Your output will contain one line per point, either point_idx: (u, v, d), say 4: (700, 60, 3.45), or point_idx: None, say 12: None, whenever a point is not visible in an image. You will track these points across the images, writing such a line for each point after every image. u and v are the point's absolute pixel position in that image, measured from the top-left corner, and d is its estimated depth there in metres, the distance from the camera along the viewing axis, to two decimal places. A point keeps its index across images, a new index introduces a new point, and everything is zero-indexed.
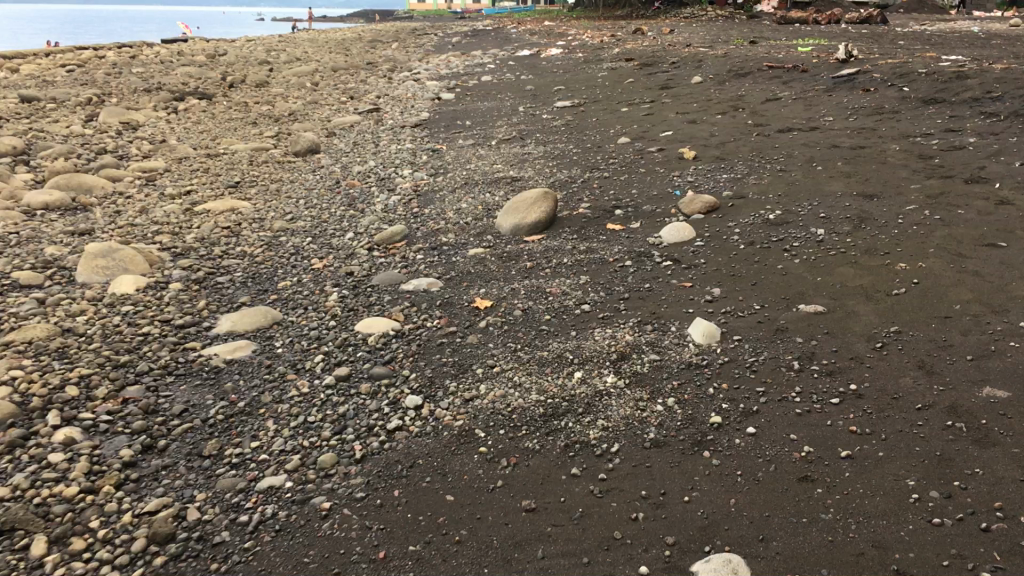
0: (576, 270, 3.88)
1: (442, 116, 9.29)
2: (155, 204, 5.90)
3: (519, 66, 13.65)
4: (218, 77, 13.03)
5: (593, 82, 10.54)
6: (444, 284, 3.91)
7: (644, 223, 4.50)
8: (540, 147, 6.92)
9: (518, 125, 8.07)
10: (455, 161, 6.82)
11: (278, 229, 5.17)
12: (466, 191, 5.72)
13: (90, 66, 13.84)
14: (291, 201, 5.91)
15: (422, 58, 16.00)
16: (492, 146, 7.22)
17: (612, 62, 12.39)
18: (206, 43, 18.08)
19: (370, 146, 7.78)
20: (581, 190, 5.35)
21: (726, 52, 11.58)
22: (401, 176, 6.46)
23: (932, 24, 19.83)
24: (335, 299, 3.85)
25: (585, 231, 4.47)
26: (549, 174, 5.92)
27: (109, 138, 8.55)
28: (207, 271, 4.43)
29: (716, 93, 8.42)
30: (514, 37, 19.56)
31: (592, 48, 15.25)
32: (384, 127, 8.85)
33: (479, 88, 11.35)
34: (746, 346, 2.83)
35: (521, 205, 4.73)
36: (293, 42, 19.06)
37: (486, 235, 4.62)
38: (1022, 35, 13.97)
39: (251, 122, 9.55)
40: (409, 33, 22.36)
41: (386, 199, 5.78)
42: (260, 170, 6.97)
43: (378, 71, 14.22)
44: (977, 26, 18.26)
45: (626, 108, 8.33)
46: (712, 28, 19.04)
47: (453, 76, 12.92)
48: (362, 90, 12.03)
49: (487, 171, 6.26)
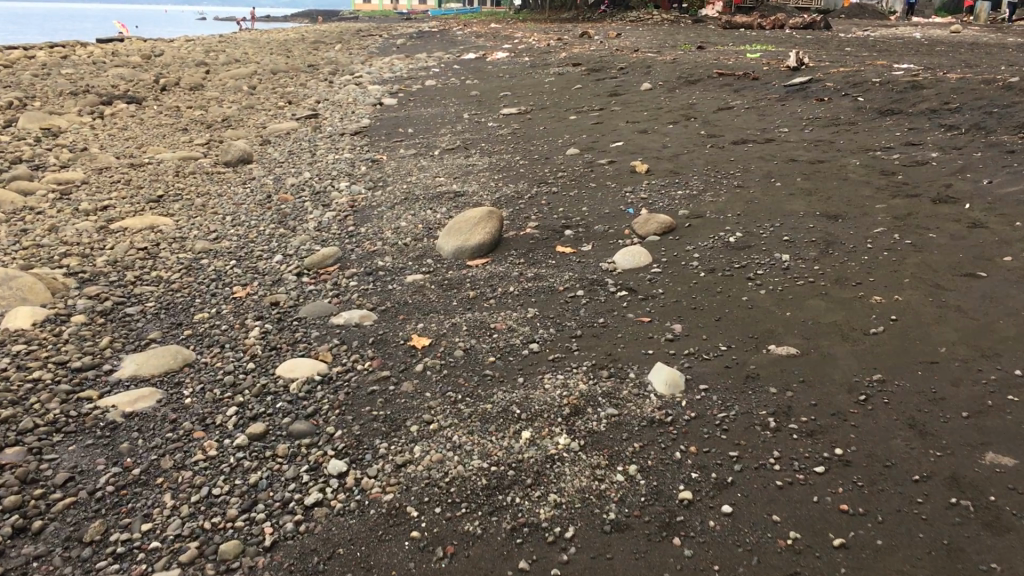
0: (523, 302, 3.55)
1: (384, 122, 8.90)
2: (68, 221, 5.44)
3: (465, 69, 13.30)
4: (150, 79, 12.45)
5: (541, 87, 10.23)
6: (378, 317, 3.56)
7: (594, 246, 4.19)
8: (486, 157, 6.59)
9: (462, 134, 7.72)
10: (395, 172, 6.46)
11: (200, 250, 4.76)
12: (406, 207, 5.36)
13: (17, 66, 13.19)
14: (218, 218, 5.50)
15: (366, 61, 15.58)
16: (435, 156, 6.87)
17: (560, 66, 12.11)
18: (142, 44, 17.44)
19: (306, 155, 7.37)
20: (528, 207, 5.04)
21: (676, 57, 11.36)
22: (338, 189, 6.07)
23: (876, 29, 19.93)
24: (256, 335, 3.47)
25: (532, 255, 4.14)
26: (494, 188, 5.59)
27: (27, 145, 8.02)
28: (116, 301, 4.01)
29: (667, 100, 8.17)
30: (461, 39, 19.21)
31: (539, 51, 14.97)
32: (323, 134, 8.44)
33: (423, 93, 10.98)
34: (714, 399, 2.52)
35: (464, 225, 4.38)
36: (232, 42, 18.46)
37: (426, 259, 4.27)
38: (964, 41, 14.02)
39: (182, 128, 9.06)
40: (353, 34, 21.85)
41: (320, 215, 5.39)
42: (186, 182, 6.53)
43: (319, 74, 13.75)
44: (920, 32, 18.38)
45: (575, 116, 8.04)
46: (658, 32, 18.90)
47: (397, 80, 12.52)
48: (302, 93, 11.58)
49: (429, 184, 5.91)
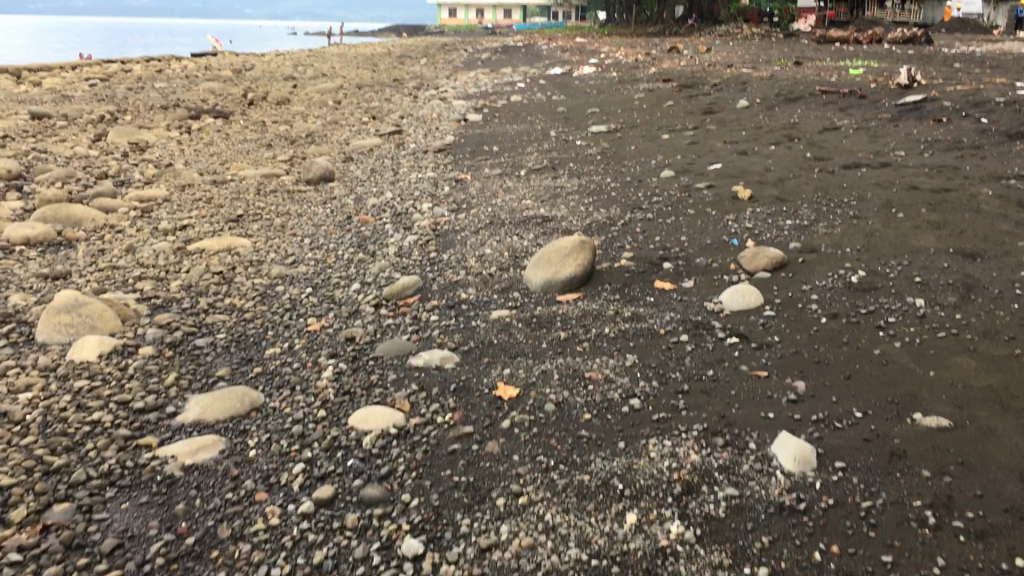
0: (620, 347, 3.19)
1: (469, 139, 8.65)
2: (146, 242, 5.30)
3: (551, 84, 13.02)
4: (239, 93, 12.49)
5: (630, 104, 9.87)
6: (461, 358, 3.25)
7: (697, 282, 3.82)
8: (575, 179, 6.26)
9: (549, 153, 7.41)
10: (480, 193, 6.18)
11: (276, 276, 4.54)
12: (491, 231, 5.06)
13: (113, 80, 13.38)
14: (296, 240, 5.29)
15: (451, 75, 15.44)
16: (521, 177, 6.57)
17: (650, 82, 11.74)
18: (234, 58, 17.64)
19: (389, 174, 7.15)
20: (622, 235, 4.69)
21: (773, 73, 10.86)
22: (420, 210, 5.82)
23: (981, 43, 19.02)
24: (329, 375, 3.20)
25: (629, 291, 3.79)
26: (584, 212, 5.25)
27: (113, 160, 8.00)
28: (186, 331, 3.80)
29: (766, 119, 7.74)
30: (546, 54, 18.97)
31: (627, 66, 14.60)
32: (406, 151, 8.23)
33: (509, 109, 10.71)
34: (854, 481, 2.14)
35: (553, 256, 4.05)
36: (320, 56, 18.55)
37: (512, 292, 3.95)
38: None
39: (266, 144, 8.97)
40: (439, 48, 21.81)
41: (402, 239, 5.13)
42: (267, 201, 6.36)
43: (404, 89, 13.62)
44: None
45: (668, 135, 7.66)
46: (750, 46, 18.36)
47: (482, 95, 12.30)
48: (387, 109, 11.44)
49: (515, 207, 5.60)
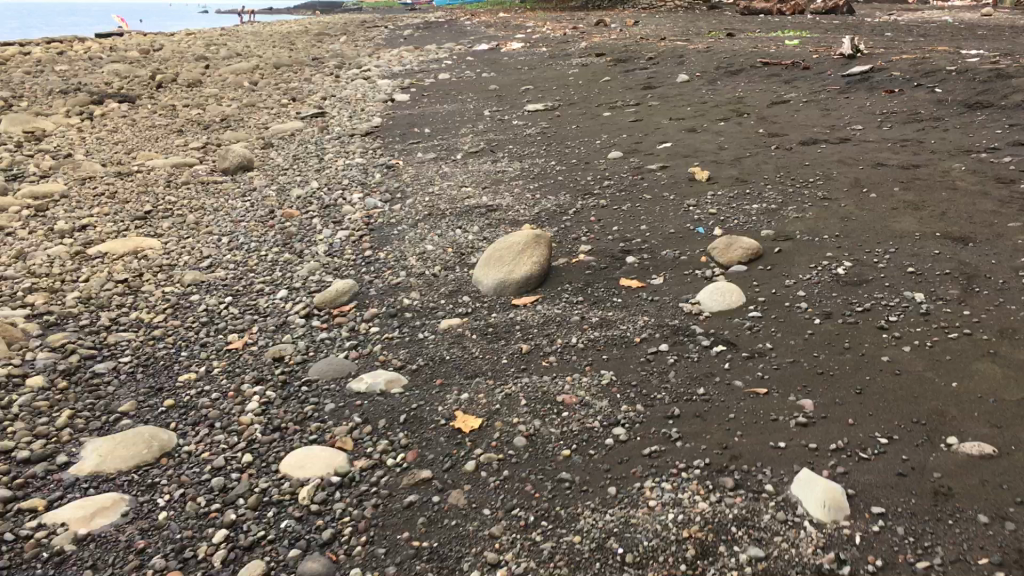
0: (592, 361, 2.79)
1: (397, 121, 8.14)
2: (41, 246, 4.71)
3: (479, 61, 12.53)
4: (148, 75, 11.72)
5: (565, 80, 9.46)
6: (409, 380, 2.81)
7: (666, 279, 3.44)
8: (516, 163, 5.84)
9: (486, 135, 6.96)
10: (414, 181, 5.71)
11: (190, 284, 4.02)
12: (431, 224, 4.61)
13: (11, 64, 12.45)
14: (213, 239, 4.76)
15: (374, 53, 14.82)
16: (457, 162, 6.12)
17: (583, 57, 11.35)
18: (143, 39, 16.68)
19: (313, 161, 6.63)
20: (576, 225, 4.29)
21: (709, 45, 10.56)
22: (350, 202, 5.33)
23: (902, 13, 19.09)
24: (254, 406, 2.73)
25: (592, 292, 3.39)
26: (531, 200, 4.83)
27: (7, 151, 7.29)
28: (84, 355, 3.27)
29: (710, 94, 7.42)
30: (470, 30, 18.45)
31: (556, 42, 14.18)
32: (332, 135, 7.69)
33: (437, 87, 10.20)
34: (900, 533, 1.79)
35: (505, 253, 3.63)
36: (235, 35, 17.70)
37: (461, 296, 3.52)
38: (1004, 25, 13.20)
39: (178, 130, 8.32)
40: (358, 25, 21.07)
41: (332, 236, 4.64)
42: (179, 195, 5.79)
43: (325, 68, 12.97)
44: (949, 17, 17.56)
45: (609, 113, 7.28)
46: (676, 19, 18.11)
47: (408, 74, 11.75)
48: (307, 90, 10.82)
49: (454, 195, 5.15)
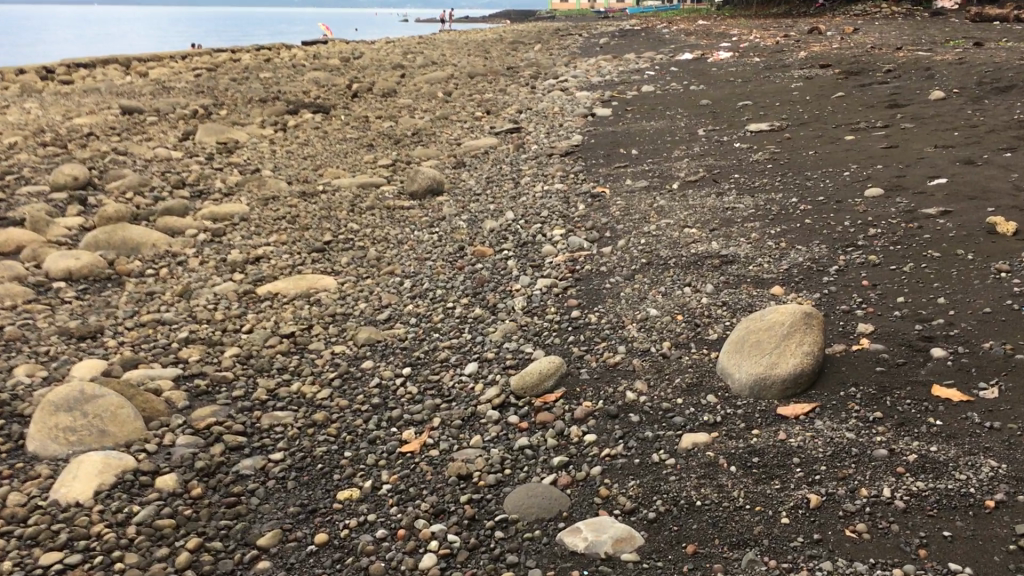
0: (927, 540, 1.85)
1: (600, 140, 7.35)
2: (210, 282, 4.21)
3: (684, 72, 11.58)
4: (344, 84, 11.48)
5: (788, 95, 8.38)
6: (647, 539, 1.98)
7: (1003, 391, 2.43)
8: (747, 198, 4.90)
9: (704, 160, 6.04)
10: (625, 216, 4.88)
11: (363, 346, 3.36)
12: (651, 278, 3.76)
13: (219, 70, 12.54)
14: (394, 281, 4.12)
15: (569, 62, 14.13)
16: (674, 193, 5.25)
17: (805, 68, 10.19)
18: (345, 46, 16.73)
19: (509, 185, 5.94)
20: (845, 293, 3.33)
21: (959, 57, 9.19)
22: (552, 241, 4.57)
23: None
24: (431, 564, 1.97)
25: (894, 407, 2.43)
26: (776, 251, 3.89)
27: (196, 163, 7.01)
28: (228, 445, 2.63)
29: (978, 117, 6.20)
30: (669, 38, 17.50)
31: (768, 51, 13.02)
32: (528, 154, 6.99)
33: (642, 101, 9.36)
34: None
35: (762, 335, 2.72)
36: (432, 43, 17.49)
37: (704, 393, 2.65)
38: None
39: (368, 144, 7.87)
40: (552, 33, 20.53)
41: (532, 287, 3.89)
42: (363, 222, 5.22)
43: (520, 78, 12.38)
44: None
45: (851, 137, 6.20)
46: (897, 26, 16.44)
47: (608, 85, 10.95)
48: (502, 101, 10.22)
49: (676, 238, 4.29)
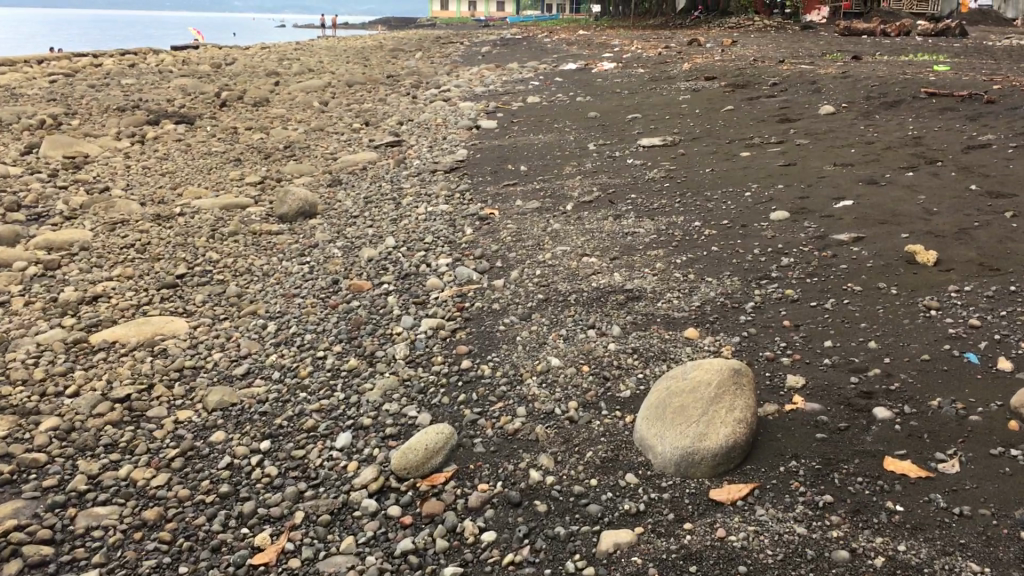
0: None
1: (486, 154, 6.93)
2: (33, 328, 3.56)
3: (569, 82, 11.30)
4: (211, 91, 10.71)
5: (677, 108, 8.18)
6: None
7: (965, 465, 2.10)
8: (647, 220, 4.55)
9: (597, 178, 5.69)
10: (517, 242, 4.46)
11: (214, 410, 2.81)
12: (550, 318, 3.34)
13: (72, 75, 11.55)
14: (256, 322, 3.57)
15: (452, 71, 13.69)
16: (568, 215, 4.86)
17: (691, 80, 10.05)
18: (215, 51, 15.83)
19: (389, 206, 5.45)
20: (767, 336, 2.98)
21: (843, 70, 9.19)
22: (438, 272, 4.10)
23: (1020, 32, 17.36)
24: None
25: (845, 487, 2.07)
26: (685, 285, 3.53)
27: (35, 181, 6.23)
28: (27, 562, 2.05)
29: (872, 133, 6.07)
30: (551, 47, 17.31)
31: (652, 62, 12.90)
32: (410, 170, 6.51)
33: (528, 112, 9.00)
34: None
35: (684, 398, 2.32)
36: (309, 50, 16.78)
37: (622, 472, 2.23)
38: None
39: (235, 158, 7.23)
40: (432, 41, 20.08)
41: (415, 328, 3.42)
42: (224, 250, 4.63)
43: (400, 87, 11.86)
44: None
45: (747, 153, 5.96)
46: (773, 39, 16.68)
47: (492, 95, 10.56)
48: (382, 112, 9.70)
49: (575, 269, 3.89)
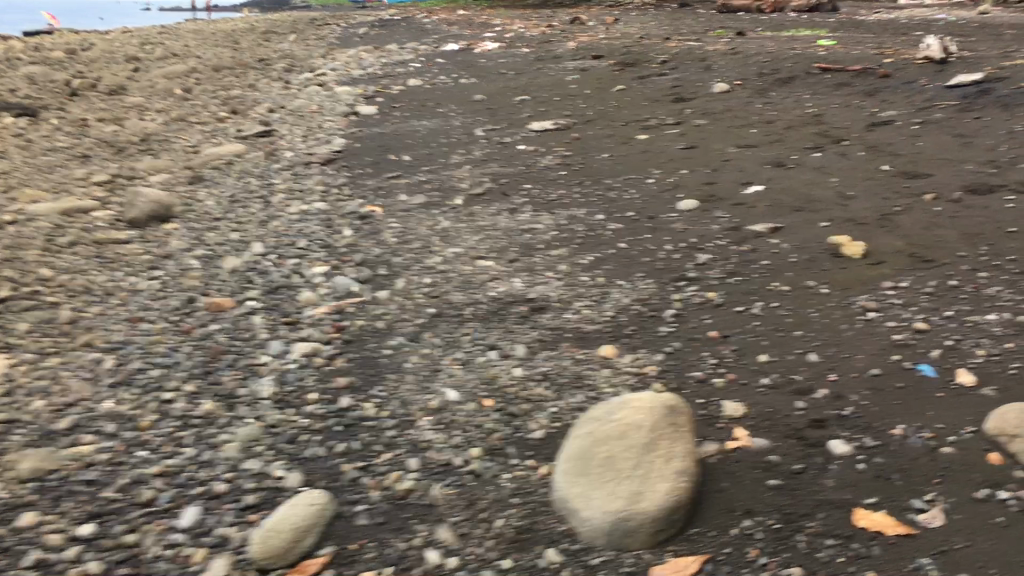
0: None
1: (366, 143, 6.38)
2: None
3: (452, 63, 10.79)
4: (59, 79, 9.75)
5: (566, 88, 7.79)
6: None
7: (949, 515, 1.75)
8: (546, 214, 4.14)
9: (487, 168, 5.24)
10: (403, 244, 3.97)
11: (28, 482, 2.24)
12: (443, 338, 2.89)
13: None
14: (90, 356, 2.98)
15: (328, 53, 12.97)
16: (458, 211, 4.40)
17: (578, 59, 9.68)
18: (68, 36, 14.62)
19: (258, 206, 4.87)
20: (694, 353, 2.60)
21: (732, 46, 8.99)
22: (313, 284, 3.58)
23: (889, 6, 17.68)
24: None
25: (814, 555, 1.69)
26: (593, 292, 3.12)
27: None
28: None
29: (770, 111, 5.81)
30: (431, 27, 16.73)
31: (536, 41, 12.51)
32: (281, 163, 5.92)
33: (409, 96, 8.47)
34: None
35: (611, 446, 1.91)
36: (174, 33, 15.73)
37: (543, 548, 1.80)
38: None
39: (83, 154, 6.46)
40: (308, 22, 19.20)
41: (285, 357, 2.91)
42: (60, 264, 3.98)
43: (272, 71, 11.11)
44: (944, 11, 16.22)
45: (644, 136, 5.62)
46: (653, 17, 16.53)
47: (370, 79, 9.94)
48: (251, 98, 8.98)
49: (469, 276, 3.44)
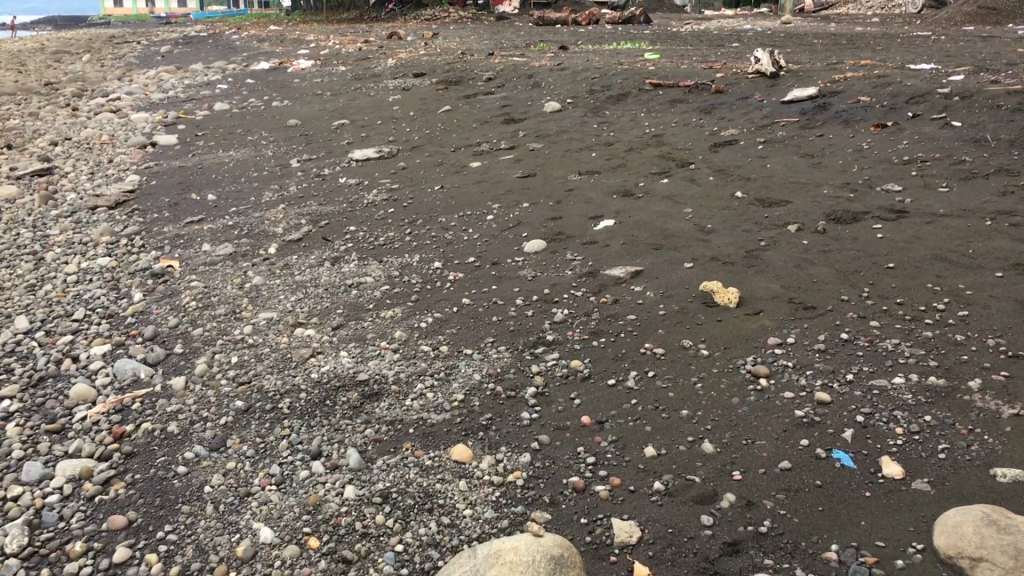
0: None
1: (164, 180, 5.62)
2: None
3: (264, 84, 10.02)
4: None
5: (389, 110, 7.25)
6: None
7: None
8: (375, 264, 3.60)
9: (306, 206, 4.63)
10: (205, 309, 3.33)
11: None
12: (254, 444, 2.30)
13: None
14: None
15: (124, 75, 11.86)
16: (271, 262, 3.79)
17: (400, 78, 9.16)
18: None
19: (26, 265, 4.07)
20: (565, 448, 2.13)
21: (558, 62, 8.70)
22: (89, 371, 2.89)
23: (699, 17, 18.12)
24: None
25: None
26: (437, 367, 2.61)
27: None
28: None
29: (607, 131, 5.49)
30: (240, 44, 15.76)
31: (354, 58, 11.88)
32: (61, 209, 5.08)
33: (215, 122, 7.70)
34: None
35: None
36: None
37: None
38: (833, 29, 12.16)
39: None
40: (103, 41, 17.75)
41: (43, 483, 2.23)
42: None
43: (58, 97, 9.98)
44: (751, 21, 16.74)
45: (477, 162, 5.16)
46: (473, 30, 16.24)
47: (172, 103, 9.04)
48: (31, 130, 7.93)
49: (285, 352, 2.86)
